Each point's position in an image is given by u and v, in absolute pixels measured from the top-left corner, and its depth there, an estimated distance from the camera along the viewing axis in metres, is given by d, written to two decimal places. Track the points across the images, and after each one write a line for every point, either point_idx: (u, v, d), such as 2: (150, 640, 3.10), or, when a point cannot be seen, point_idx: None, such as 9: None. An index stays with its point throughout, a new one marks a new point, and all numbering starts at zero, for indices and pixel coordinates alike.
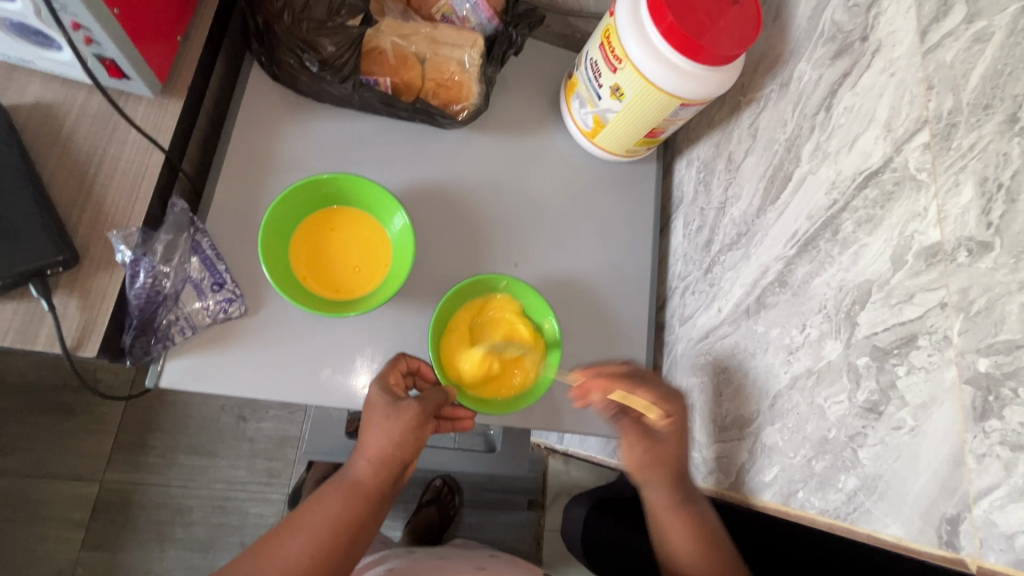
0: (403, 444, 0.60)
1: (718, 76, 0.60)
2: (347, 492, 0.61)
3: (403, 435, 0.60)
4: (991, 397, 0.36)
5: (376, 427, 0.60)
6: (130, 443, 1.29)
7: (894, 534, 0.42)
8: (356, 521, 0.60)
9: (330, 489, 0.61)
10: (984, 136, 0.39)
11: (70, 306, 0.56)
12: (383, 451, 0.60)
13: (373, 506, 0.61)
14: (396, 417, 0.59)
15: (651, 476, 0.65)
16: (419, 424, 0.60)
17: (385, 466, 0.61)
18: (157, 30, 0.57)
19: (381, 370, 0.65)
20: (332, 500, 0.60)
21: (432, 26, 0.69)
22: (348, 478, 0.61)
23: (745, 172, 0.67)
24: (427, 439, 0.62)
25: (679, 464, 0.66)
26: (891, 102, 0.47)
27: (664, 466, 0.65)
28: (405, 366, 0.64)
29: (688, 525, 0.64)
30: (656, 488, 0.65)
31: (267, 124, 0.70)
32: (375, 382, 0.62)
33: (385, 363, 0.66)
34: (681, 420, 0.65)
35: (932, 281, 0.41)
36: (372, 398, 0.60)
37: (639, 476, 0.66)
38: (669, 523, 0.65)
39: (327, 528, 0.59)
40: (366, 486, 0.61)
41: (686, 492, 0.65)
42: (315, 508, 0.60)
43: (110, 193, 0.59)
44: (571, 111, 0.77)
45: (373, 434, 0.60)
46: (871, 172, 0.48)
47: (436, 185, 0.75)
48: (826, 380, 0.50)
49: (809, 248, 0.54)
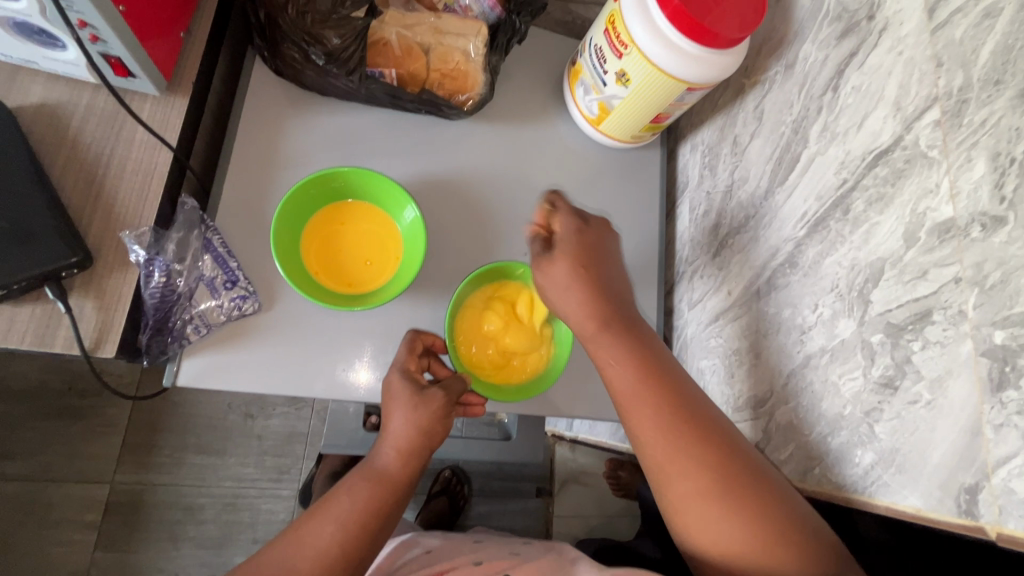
0: (430, 431, 0.60)
1: (724, 60, 0.60)
2: (375, 482, 0.59)
3: (431, 423, 0.60)
4: (1007, 369, 0.36)
5: (403, 415, 0.60)
6: (139, 443, 1.30)
7: (913, 506, 0.43)
8: (385, 511, 0.58)
9: (356, 478, 0.59)
10: (996, 111, 0.39)
11: (85, 308, 0.56)
12: (412, 438, 0.59)
13: (400, 498, 0.60)
14: (426, 403, 0.60)
15: (571, 299, 0.57)
16: (445, 411, 0.61)
17: (413, 454, 0.60)
18: (161, 27, 0.56)
19: (397, 355, 0.65)
20: (360, 490, 0.58)
21: (436, 16, 0.69)
22: (374, 469, 0.60)
23: (752, 154, 0.67)
24: (451, 426, 0.63)
25: (602, 291, 0.57)
26: (901, 79, 0.47)
27: (583, 308, 0.57)
28: (422, 349, 0.64)
29: (628, 350, 0.56)
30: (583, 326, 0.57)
31: (271, 119, 0.70)
32: (397, 369, 0.62)
33: (398, 348, 0.65)
34: (593, 238, 0.59)
35: (946, 257, 0.42)
36: (394, 384, 0.61)
37: (559, 301, 0.58)
38: (605, 352, 0.56)
39: (356, 518, 0.56)
40: (393, 476, 0.60)
41: (620, 321, 0.57)
42: (341, 497, 0.58)
43: (119, 194, 0.59)
44: (576, 99, 0.77)
45: (400, 421, 0.60)
46: (881, 151, 0.49)
47: (443, 176, 0.75)
48: (841, 357, 0.50)
49: (820, 228, 0.55)
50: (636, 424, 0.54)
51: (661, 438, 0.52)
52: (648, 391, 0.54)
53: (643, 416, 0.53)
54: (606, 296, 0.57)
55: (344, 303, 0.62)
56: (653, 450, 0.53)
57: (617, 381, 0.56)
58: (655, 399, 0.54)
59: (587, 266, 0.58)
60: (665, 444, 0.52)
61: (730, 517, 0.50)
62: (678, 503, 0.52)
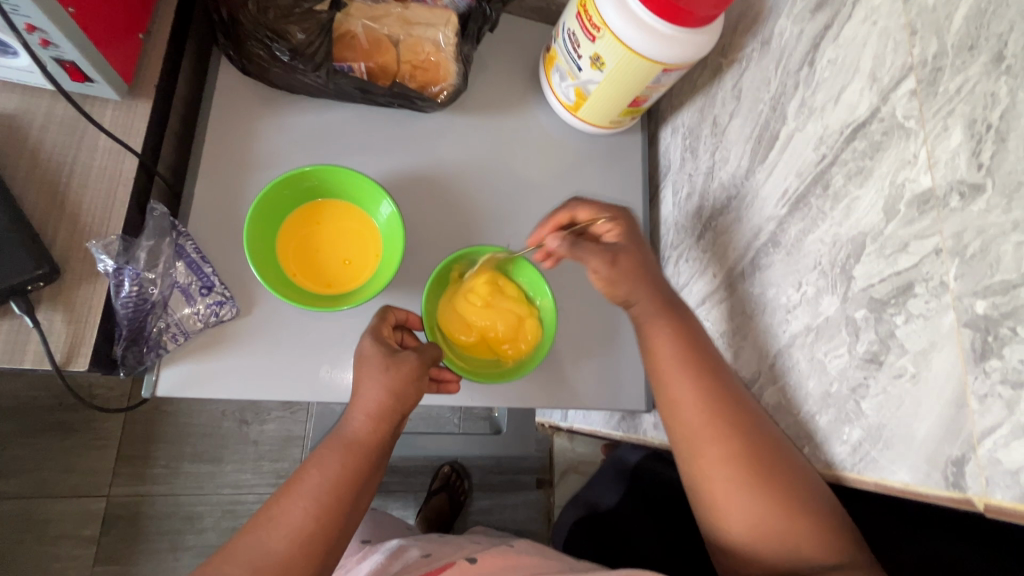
0: (400, 395, 0.59)
1: (699, 39, 0.59)
2: (344, 450, 0.58)
3: (402, 388, 0.59)
4: (989, 338, 0.36)
5: (372, 382, 0.58)
6: (134, 455, 1.28)
7: (901, 480, 0.42)
8: (358, 477, 0.58)
9: (325, 451, 0.59)
10: (971, 77, 0.39)
11: (55, 321, 0.55)
12: (381, 403, 0.58)
13: (373, 462, 0.60)
14: (395, 369, 0.58)
15: (634, 281, 0.60)
16: (415, 375, 0.59)
17: (382, 418, 0.59)
18: (117, 28, 0.55)
19: (370, 324, 0.64)
20: (330, 462, 0.58)
21: (403, 6, 0.67)
22: (343, 438, 0.59)
23: (731, 134, 0.67)
24: (423, 390, 0.61)
25: (653, 279, 0.61)
26: (875, 50, 0.47)
27: (638, 294, 0.60)
28: (392, 319, 0.62)
29: (675, 334, 0.59)
30: (637, 302, 0.60)
31: (242, 120, 0.68)
32: (369, 336, 0.61)
33: (371, 319, 0.65)
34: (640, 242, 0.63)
35: (926, 228, 0.41)
36: (366, 351, 0.59)
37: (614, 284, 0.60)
38: (654, 332, 0.59)
39: (329, 488, 0.57)
40: (364, 443, 0.59)
41: (669, 306, 0.60)
42: (312, 472, 0.57)
43: (85, 203, 0.57)
44: (552, 86, 0.76)
45: (368, 388, 0.58)
46: (858, 124, 0.48)
47: (421, 170, 0.74)
48: (826, 335, 0.50)
49: (801, 205, 0.54)
50: (688, 422, 0.57)
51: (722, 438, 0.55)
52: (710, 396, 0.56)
53: (683, 389, 0.57)
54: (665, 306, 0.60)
55: (323, 305, 0.60)
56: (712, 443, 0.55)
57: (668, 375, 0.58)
58: (707, 400, 0.56)
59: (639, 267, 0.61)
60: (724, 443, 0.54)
61: (756, 488, 0.52)
62: (707, 474, 0.55)
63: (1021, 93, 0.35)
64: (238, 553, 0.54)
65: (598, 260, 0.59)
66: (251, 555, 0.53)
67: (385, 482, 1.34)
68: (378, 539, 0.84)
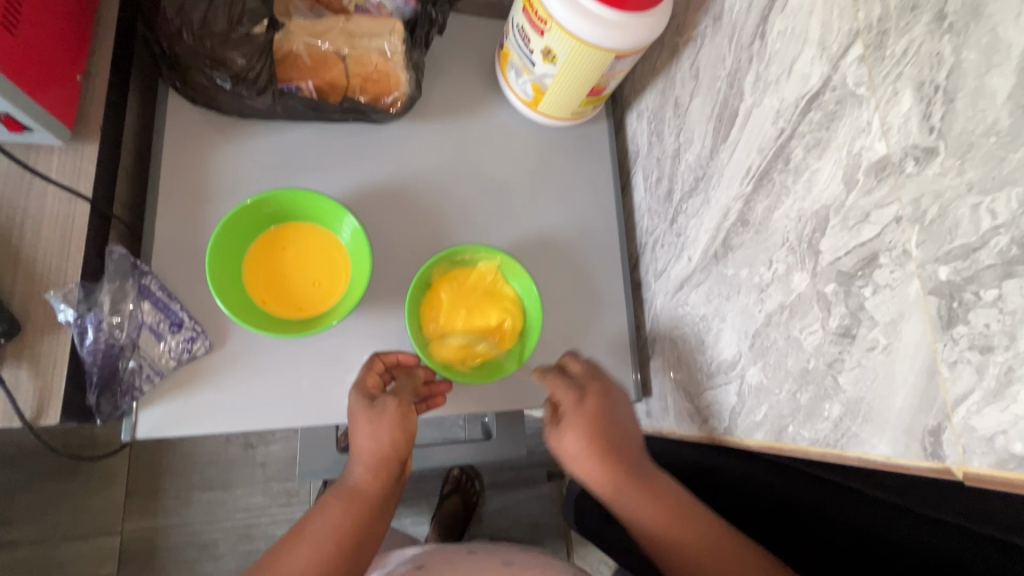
0: (395, 442, 0.60)
1: (646, 22, 0.58)
2: (347, 500, 0.59)
3: (394, 433, 0.60)
4: (955, 304, 0.35)
5: (364, 432, 0.60)
6: (144, 490, 1.29)
7: (882, 454, 0.41)
8: (360, 528, 0.58)
9: (331, 499, 0.60)
10: (916, 38, 0.38)
11: (21, 376, 0.55)
12: (378, 452, 0.59)
13: (375, 512, 0.60)
14: (382, 415, 0.59)
15: (586, 466, 0.62)
16: (405, 417, 0.61)
17: (382, 467, 0.60)
18: (51, 74, 0.54)
19: (359, 374, 0.64)
20: (333, 510, 0.59)
21: (345, 19, 0.66)
22: (346, 486, 0.60)
23: (693, 115, 0.66)
24: (416, 433, 0.62)
25: (612, 452, 0.62)
26: (822, 18, 0.45)
27: (603, 466, 0.62)
28: (382, 369, 0.64)
29: (644, 502, 0.60)
30: (597, 477, 0.62)
31: (197, 150, 0.67)
32: (355, 389, 0.62)
33: (362, 367, 0.65)
34: (595, 401, 0.64)
35: (885, 197, 0.40)
36: (356, 404, 0.61)
37: (569, 460, 0.64)
38: (626, 509, 0.61)
39: (332, 538, 0.57)
40: (366, 490, 0.60)
41: (625, 471, 0.62)
42: (316, 520, 0.58)
43: (40, 254, 0.57)
44: (509, 82, 0.75)
45: (362, 437, 0.60)
46: (812, 95, 0.47)
47: (384, 183, 0.73)
48: (799, 312, 0.49)
49: (765, 181, 0.53)
50: (638, 517, 0.61)
51: (671, 519, 0.60)
52: (646, 485, 0.61)
53: (681, 548, 0.58)
54: (609, 440, 0.63)
55: (295, 330, 0.60)
56: (654, 529, 0.60)
57: (609, 492, 0.62)
58: (645, 490, 0.61)
59: (593, 433, 0.63)
60: (669, 522, 0.59)
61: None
62: None
63: (965, 51, 0.34)
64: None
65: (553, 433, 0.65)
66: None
67: None
68: (385, 553, 0.84)
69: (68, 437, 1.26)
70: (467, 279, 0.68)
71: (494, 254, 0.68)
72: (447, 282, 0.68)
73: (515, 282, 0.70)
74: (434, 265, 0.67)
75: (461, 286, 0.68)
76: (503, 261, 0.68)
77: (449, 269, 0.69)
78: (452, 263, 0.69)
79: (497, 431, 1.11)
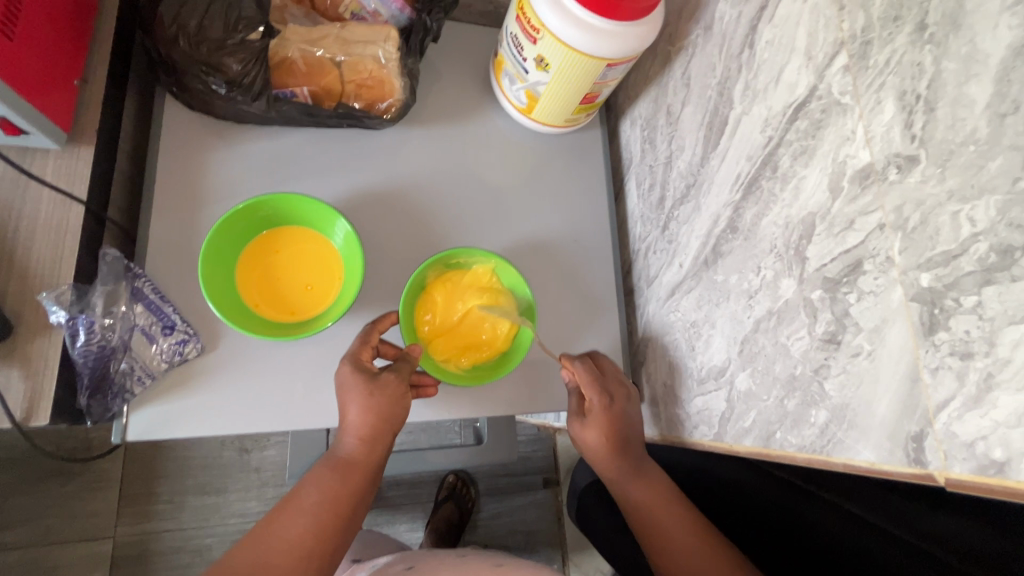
0: (388, 415, 0.60)
1: (637, 31, 0.58)
2: (340, 471, 0.60)
3: (389, 407, 0.60)
4: (937, 311, 0.35)
5: (357, 406, 0.59)
6: (138, 494, 1.28)
7: (867, 459, 0.41)
8: (353, 497, 0.60)
9: (323, 470, 0.60)
10: (898, 48, 0.38)
11: (12, 377, 0.55)
12: (373, 426, 0.59)
13: (368, 481, 0.61)
14: (378, 390, 0.59)
15: (602, 455, 0.65)
16: (399, 396, 0.60)
17: (375, 440, 0.60)
18: (47, 79, 0.55)
19: (351, 347, 0.64)
20: (326, 481, 0.59)
21: (340, 25, 0.67)
22: (338, 457, 0.60)
23: (684, 123, 0.66)
24: (410, 406, 0.62)
25: (626, 447, 0.66)
26: (808, 28, 0.46)
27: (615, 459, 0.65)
28: (376, 340, 0.63)
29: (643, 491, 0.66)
30: (607, 465, 0.66)
31: (192, 155, 0.68)
32: (347, 360, 0.61)
33: (355, 339, 0.65)
34: (622, 405, 0.66)
35: (869, 204, 0.41)
36: (347, 377, 0.59)
37: (584, 447, 0.67)
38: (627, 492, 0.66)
39: (325, 507, 0.58)
40: (359, 461, 0.60)
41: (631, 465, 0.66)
42: (308, 490, 0.59)
43: (33, 256, 0.58)
44: (503, 89, 0.75)
45: (355, 411, 0.59)
46: (799, 104, 0.47)
47: (378, 188, 0.73)
48: (787, 319, 0.49)
49: (754, 189, 0.54)
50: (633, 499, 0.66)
51: (660, 505, 0.66)
52: (643, 473, 0.67)
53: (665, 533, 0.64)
54: (626, 439, 0.66)
55: (285, 334, 0.60)
56: (645, 511, 0.66)
57: (612, 477, 0.67)
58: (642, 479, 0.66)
59: (611, 434, 0.65)
60: (660, 514, 0.65)
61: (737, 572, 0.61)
62: None
63: (945, 61, 0.35)
64: (236, 560, 0.55)
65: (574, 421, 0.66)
66: (249, 566, 0.54)
67: (390, 496, 1.34)
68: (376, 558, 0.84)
69: (63, 438, 1.26)
70: (461, 281, 0.68)
71: (489, 257, 0.69)
72: (441, 285, 0.68)
73: (510, 285, 0.70)
74: (429, 267, 0.67)
75: (457, 287, 0.68)
76: (497, 264, 0.69)
77: (444, 271, 0.69)
78: (447, 266, 0.70)
79: (485, 435, 1.12)
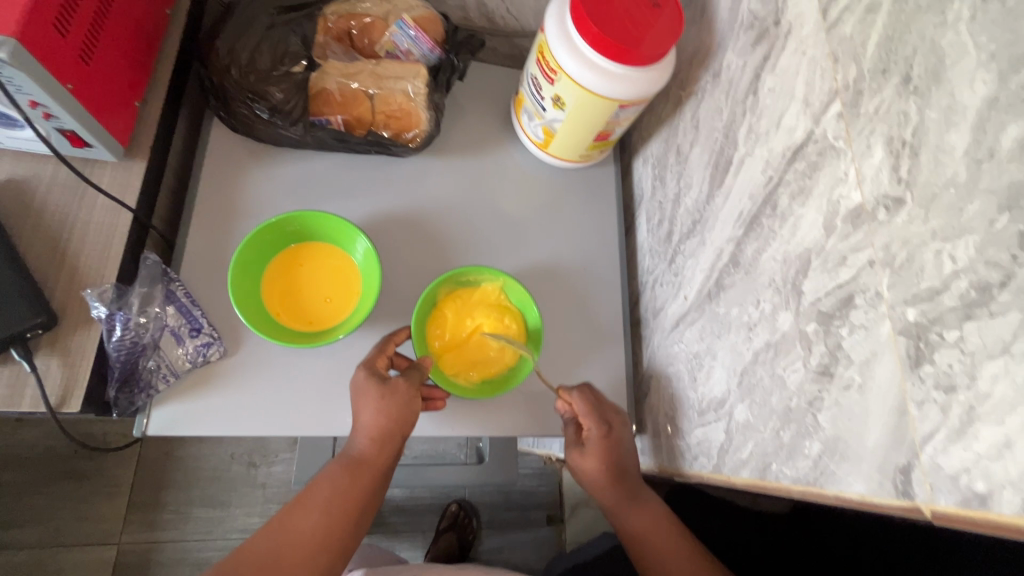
0: (399, 418, 0.62)
1: (647, 76, 0.63)
2: (351, 470, 0.61)
3: (400, 409, 0.62)
4: (921, 344, 0.37)
5: (369, 408, 0.61)
6: (146, 502, 1.31)
7: (858, 492, 0.42)
8: (363, 495, 0.61)
9: (336, 467, 0.62)
10: (886, 99, 0.41)
11: (51, 365, 0.60)
12: (383, 427, 0.61)
13: (377, 480, 0.62)
14: (389, 394, 0.61)
15: (598, 483, 0.66)
16: (409, 400, 0.62)
17: (386, 441, 0.62)
18: (114, 99, 0.61)
19: (369, 354, 0.67)
20: (338, 478, 0.61)
21: (375, 62, 0.73)
22: (351, 456, 0.62)
23: (692, 162, 0.69)
24: (419, 411, 0.64)
25: (623, 477, 0.66)
26: (806, 78, 0.49)
27: (611, 487, 0.66)
28: (392, 351, 0.66)
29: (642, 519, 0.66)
30: (604, 494, 0.66)
31: (232, 173, 0.74)
32: (362, 366, 0.64)
33: (373, 348, 0.68)
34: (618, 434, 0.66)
35: (860, 242, 0.42)
36: (361, 381, 0.62)
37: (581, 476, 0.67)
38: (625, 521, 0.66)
39: (335, 504, 0.60)
40: (369, 461, 0.62)
41: (628, 494, 0.66)
42: (320, 487, 0.61)
43: (83, 255, 0.63)
44: (522, 125, 0.80)
45: (367, 413, 0.61)
46: (797, 147, 0.50)
47: (399, 211, 0.78)
48: (783, 351, 0.51)
49: (754, 226, 0.56)
50: (631, 527, 0.66)
51: (660, 536, 0.65)
52: (643, 504, 0.67)
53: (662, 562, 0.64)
54: (622, 467, 0.66)
55: (299, 341, 0.64)
56: (644, 539, 0.65)
57: (611, 507, 0.67)
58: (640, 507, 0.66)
59: (609, 463, 0.66)
60: (659, 542, 0.65)
61: None
62: None
63: (928, 110, 0.38)
64: (251, 551, 0.57)
65: (572, 450, 0.67)
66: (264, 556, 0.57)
67: (391, 521, 1.33)
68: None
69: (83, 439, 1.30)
70: (471, 298, 0.71)
71: (498, 275, 0.71)
72: (452, 301, 0.71)
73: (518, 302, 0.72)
74: (440, 285, 0.70)
75: (467, 304, 0.71)
76: (506, 281, 0.71)
77: (456, 289, 0.72)
78: (457, 284, 0.72)
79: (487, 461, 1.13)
